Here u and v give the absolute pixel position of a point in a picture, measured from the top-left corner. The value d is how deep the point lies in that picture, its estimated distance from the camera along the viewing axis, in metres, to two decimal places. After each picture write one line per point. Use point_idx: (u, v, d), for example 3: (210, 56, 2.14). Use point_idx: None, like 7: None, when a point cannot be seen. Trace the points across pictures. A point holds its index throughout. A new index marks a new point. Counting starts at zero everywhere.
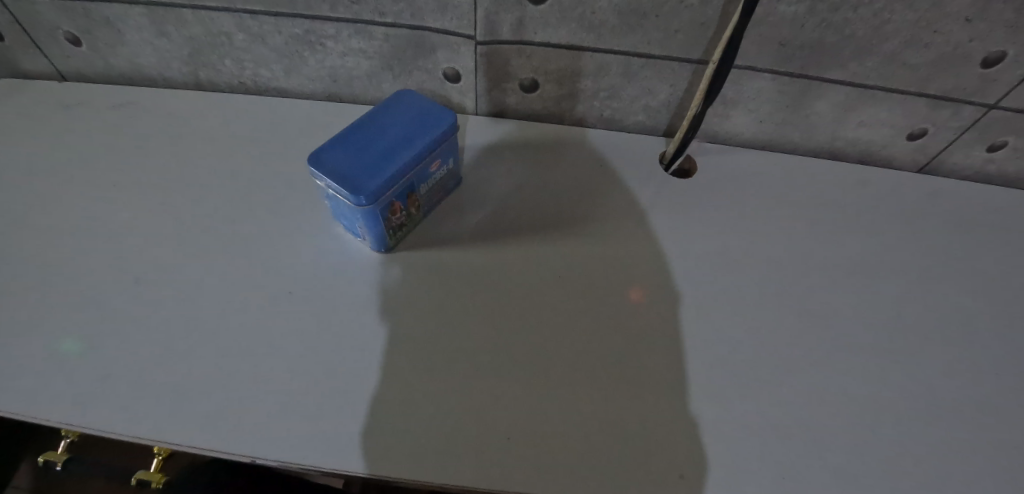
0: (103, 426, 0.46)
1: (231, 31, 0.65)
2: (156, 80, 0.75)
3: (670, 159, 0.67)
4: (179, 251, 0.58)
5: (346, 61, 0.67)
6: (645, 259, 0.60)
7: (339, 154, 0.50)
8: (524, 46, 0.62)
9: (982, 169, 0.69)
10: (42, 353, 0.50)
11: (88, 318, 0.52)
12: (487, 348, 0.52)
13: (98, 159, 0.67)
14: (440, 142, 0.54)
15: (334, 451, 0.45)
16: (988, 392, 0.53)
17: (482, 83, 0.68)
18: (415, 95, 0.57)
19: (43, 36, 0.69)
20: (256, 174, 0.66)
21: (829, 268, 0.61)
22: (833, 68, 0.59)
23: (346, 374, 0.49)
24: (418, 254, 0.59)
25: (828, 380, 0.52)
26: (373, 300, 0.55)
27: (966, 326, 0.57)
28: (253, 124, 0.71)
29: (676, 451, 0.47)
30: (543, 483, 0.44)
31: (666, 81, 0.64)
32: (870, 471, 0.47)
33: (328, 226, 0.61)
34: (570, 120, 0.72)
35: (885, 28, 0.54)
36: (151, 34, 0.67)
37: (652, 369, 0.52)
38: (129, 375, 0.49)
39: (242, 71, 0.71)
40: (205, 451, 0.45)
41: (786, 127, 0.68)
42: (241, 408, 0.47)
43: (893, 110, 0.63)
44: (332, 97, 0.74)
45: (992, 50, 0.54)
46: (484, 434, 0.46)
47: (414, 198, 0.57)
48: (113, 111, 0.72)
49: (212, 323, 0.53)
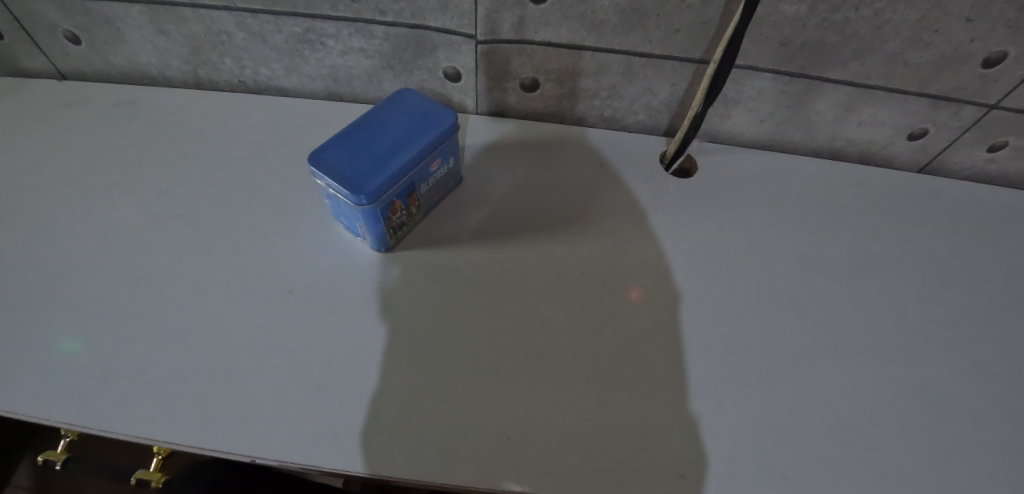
0: (103, 426, 0.46)
1: (231, 30, 0.65)
2: (155, 78, 0.75)
3: (670, 158, 0.67)
4: (179, 250, 0.58)
5: (346, 59, 0.67)
6: (646, 258, 0.60)
7: (339, 152, 0.50)
8: (524, 45, 0.62)
9: (982, 169, 0.69)
10: (42, 352, 0.50)
11: (88, 317, 0.52)
12: (487, 348, 0.52)
13: (98, 158, 0.67)
14: (440, 141, 0.54)
15: (334, 450, 0.45)
16: (989, 392, 0.53)
17: (482, 82, 0.67)
18: (415, 95, 0.57)
19: (42, 34, 0.69)
20: (256, 173, 0.65)
21: (830, 267, 0.61)
22: (834, 67, 0.59)
23: (347, 373, 0.49)
24: (419, 253, 0.59)
25: (829, 380, 0.52)
26: (373, 299, 0.55)
27: (967, 326, 0.57)
28: (254, 123, 0.71)
29: (676, 451, 0.46)
30: (544, 482, 0.44)
31: (666, 80, 0.64)
32: (871, 471, 0.47)
33: (328, 225, 0.61)
34: (571, 119, 0.72)
35: (887, 27, 0.53)
36: (151, 32, 0.67)
37: (653, 368, 0.51)
38: (129, 374, 0.49)
39: (242, 70, 0.71)
40: (206, 450, 0.45)
41: (786, 127, 0.68)
42: (241, 408, 0.47)
43: (894, 110, 0.63)
44: (333, 96, 0.73)
45: (993, 50, 0.54)
46: (485, 433, 0.46)
47: (414, 197, 0.56)
48: (113, 110, 0.72)
49: (212, 322, 0.52)
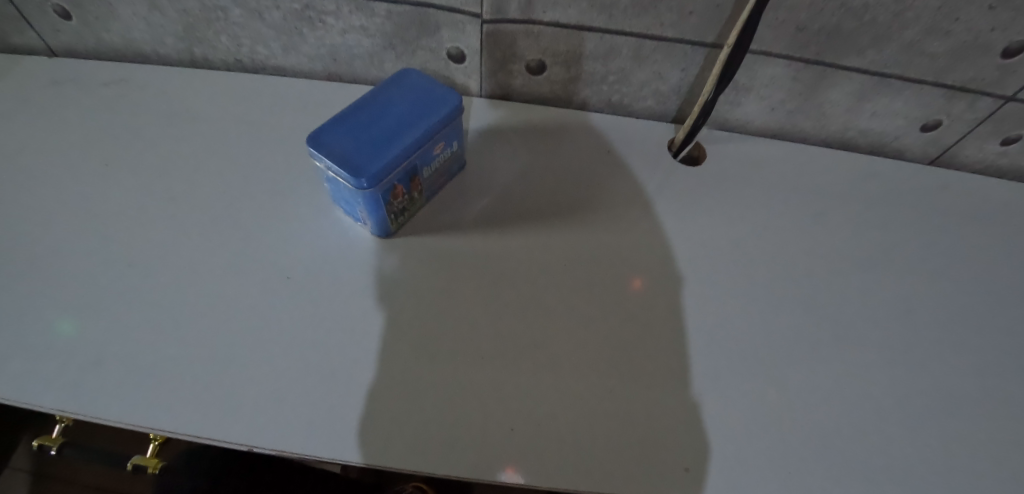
0: (96, 412, 0.45)
1: (227, 6, 0.62)
2: (149, 56, 0.72)
3: (679, 145, 0.65)
4: (177, 234, 0.57)
5: (346, 38, 0.65)
6: (651, 248, 0.59)
7: (339, 135, 0.49)
8: (531, 26, 0.60)
9: (994, 162, 0.68)
10: (34, 337, 0.49)
11: (81, 301, 0.51)
12: (490, 336, 0.51)
13: (89, 139, 0.65)
14: (444, 124, 0.52)
15: (332, 441, 0.44)
16: (993, 388, 0.52)
17: (487, 64, 0.65)
18: (418, 75, 0.55)
19: (31, 9, 0.66)
20: (255, 155, 0.64)
21: (837, 259, 0.60)
22: (849, 55, 0.57)
23: (347, 362, 0.48)
24: (421, 240, 0.58)
25: (835, 373, 0.52)
26: (373, 285, 0.54)
27: (973, 322, 0.57)
28: (252, 103, 0.69)
29: (680, 446, 0.46)
30: (546, 474, 0.43)
31: (677, 65, 0.62)
32: (875, 468, 0.46)
33: (328, 210, 0.60)
34: (576, 103, 0.70)
35: (906, 13, 0.52)
36: (144, 8, 0.64)
37: (658, 358, 0.51)
38: (122, 359, 0.48)
39: (239, 48, 0.69)
40: (201, 438, 0.44)
41: (797, 115, 0.66)
42: (239, 396, 0.46)
43: (908, 100, 0.62)
44: (332, 76, 0.71)
45: (1014, 40, 0.52)
46: (486, 424, 0.45)
47: (417, 181, 0.55)
48: (106, 89, 0.70)
49: (210, 305, 0.51)
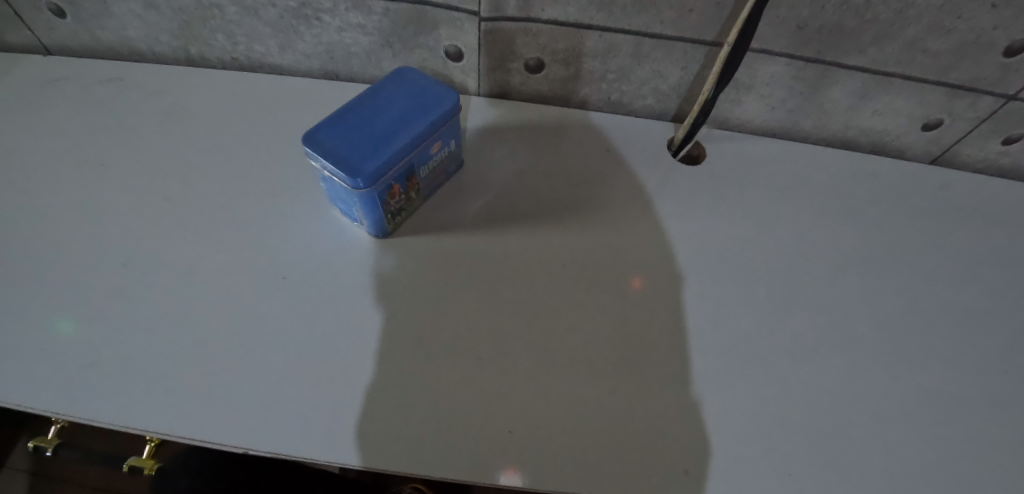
0: (91, 414, 0.44)
1: (223, 4, 0.62)
2: (145, 55, 0.72)
3: (679, 144, 0.65)
4: (173, 234, 0.56)
5: (344, 36, 0.64)
6: (651, 247, 0.58)
7: (335, 134, 0.48)
8: (530, 24, 0.59)
9: (996, 161, 0.67)
10: (27, 338, 0.48)
11: (75, 302, 0.51)
12: (487, 337, 0.50)
13: (84, 138, 0.64)
14: (441, 123, 0.52)
15: (328, 443, 0.43)
16: (995, 388, 0.52)
17: (485, 62, 0.65)
18: (415, 74, 0.54)
19: (25, 7, 0.65)
20: (252, 154, 0.63)
21: (838, 258, 0.60)
22: (851, 53, 0.57)
23: (344, 363, 0.48)
24: (418, 240, 0.57)
25: (836, 373, 0.51)
26: (370, 285, 0.53)
27: (975, 322, 0.56)
28: (248, 101, 0.68)
29: (680, 447, 0.45)
30: (545, 477, 0.43)
31: (677, 63, 0.61)
32: (877, 469, 0.46)
33: (324, 210, 0.59)
34: (575, 101, 0.70)
35: (908, 12, 0.51)
36: (140, 6, 0.64)
37: (658, 359, 0.50)
38: (117, 361, 0.47)
39: (235, 46, 0.68)
40: (196, 441, 0.43)
41: (798, 114, 0.66)
42: (235, 397, 0.45)
43: (909, 98, 0.61)
44: (330, 74, 0.71)
45: (1016, 38, 0.52)
46: (484, 426, 0.45)
47: (414, 181, 0.55)
48: (101, 87, 0.69)
49: (206, 305, 0.51)
